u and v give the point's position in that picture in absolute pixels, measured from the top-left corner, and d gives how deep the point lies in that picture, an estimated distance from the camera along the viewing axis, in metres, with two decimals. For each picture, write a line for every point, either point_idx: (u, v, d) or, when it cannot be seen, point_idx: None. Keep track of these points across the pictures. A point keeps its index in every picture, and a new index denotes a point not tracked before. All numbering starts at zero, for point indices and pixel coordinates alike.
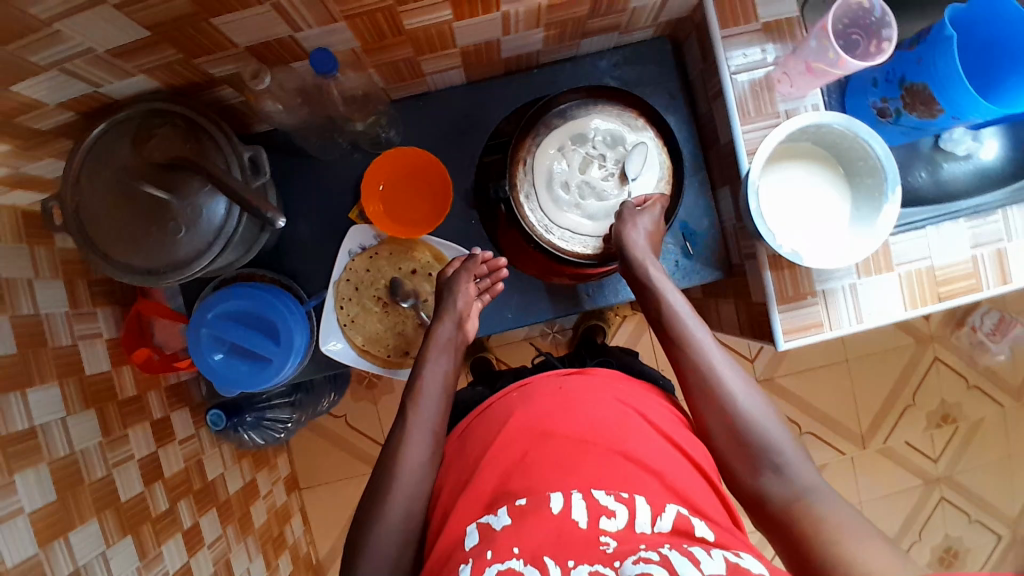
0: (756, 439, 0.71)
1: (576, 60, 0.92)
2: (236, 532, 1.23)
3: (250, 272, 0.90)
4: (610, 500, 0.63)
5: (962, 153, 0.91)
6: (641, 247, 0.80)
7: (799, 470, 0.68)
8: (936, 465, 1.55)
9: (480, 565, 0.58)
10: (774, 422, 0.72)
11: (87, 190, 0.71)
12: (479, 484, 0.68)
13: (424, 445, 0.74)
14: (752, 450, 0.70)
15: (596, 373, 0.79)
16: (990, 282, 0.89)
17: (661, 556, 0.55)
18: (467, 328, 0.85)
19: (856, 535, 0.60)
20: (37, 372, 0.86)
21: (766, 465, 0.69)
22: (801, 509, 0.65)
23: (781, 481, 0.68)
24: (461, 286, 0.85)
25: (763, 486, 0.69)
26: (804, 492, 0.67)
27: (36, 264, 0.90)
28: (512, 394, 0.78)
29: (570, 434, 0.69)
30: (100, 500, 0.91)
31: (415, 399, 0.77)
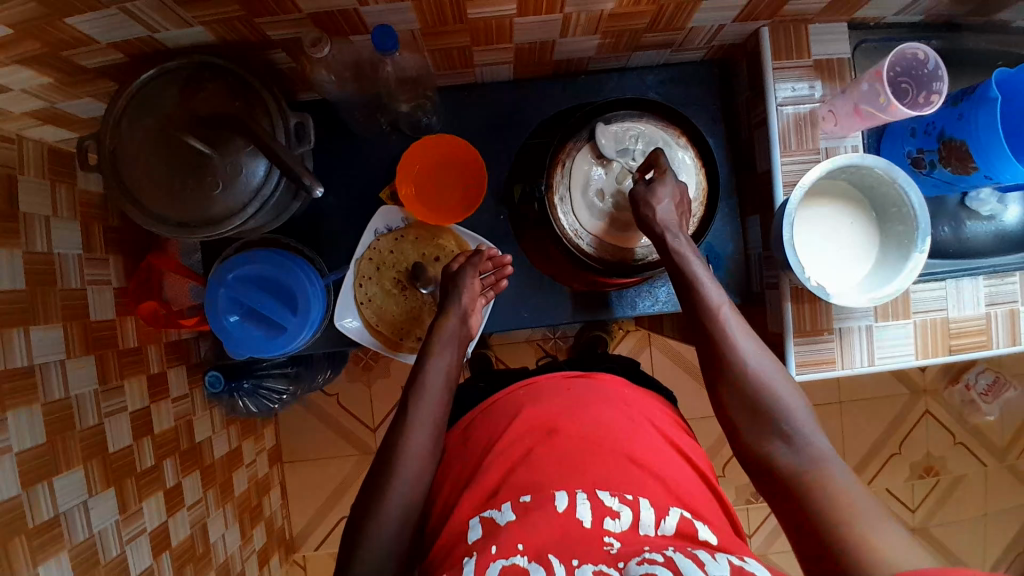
0: (769, 402, 0.69)
1: (624, 71, 0.93)
2: (216, 497, 1.22)
3: (273, 238, 0.89)
4: (614, 501, 0.64)
5: (985, 214, 0.91)
6: (671, 220, 0.78)
7: (812, 440, 0.67)
8: (913, 516, 1.57)
9: (484, 560, 0.59)
10: (787, 385, 0.71)
11: (128, 134, 0.71)
12: (485, 477, 0.69)
13: (428, 433, 0.74)
14: (762, 412, 0.69)
15: (602, 377, 0.79)
16: (1000, 341, 0.90)
17: (665, 558, 0.57)
18: (471, 324, 0.86)
19: (869, 515, 0.58)
20: (43, 311, 0.85)
21: (777, 433, 0.68)
22: (815, 482, 0.63)
23: (794, 449, 0.67)
24: (467, 281, 0.85)
25: (773, 453, 0.68)
26: (818, 461, 0.65)
27: (56, 203, 0.89)
28: (518, 392, 0.77)
29: (576, 435, 0.70)
30: (89, 449, 0.90)
31: (417, 393, 0.77)
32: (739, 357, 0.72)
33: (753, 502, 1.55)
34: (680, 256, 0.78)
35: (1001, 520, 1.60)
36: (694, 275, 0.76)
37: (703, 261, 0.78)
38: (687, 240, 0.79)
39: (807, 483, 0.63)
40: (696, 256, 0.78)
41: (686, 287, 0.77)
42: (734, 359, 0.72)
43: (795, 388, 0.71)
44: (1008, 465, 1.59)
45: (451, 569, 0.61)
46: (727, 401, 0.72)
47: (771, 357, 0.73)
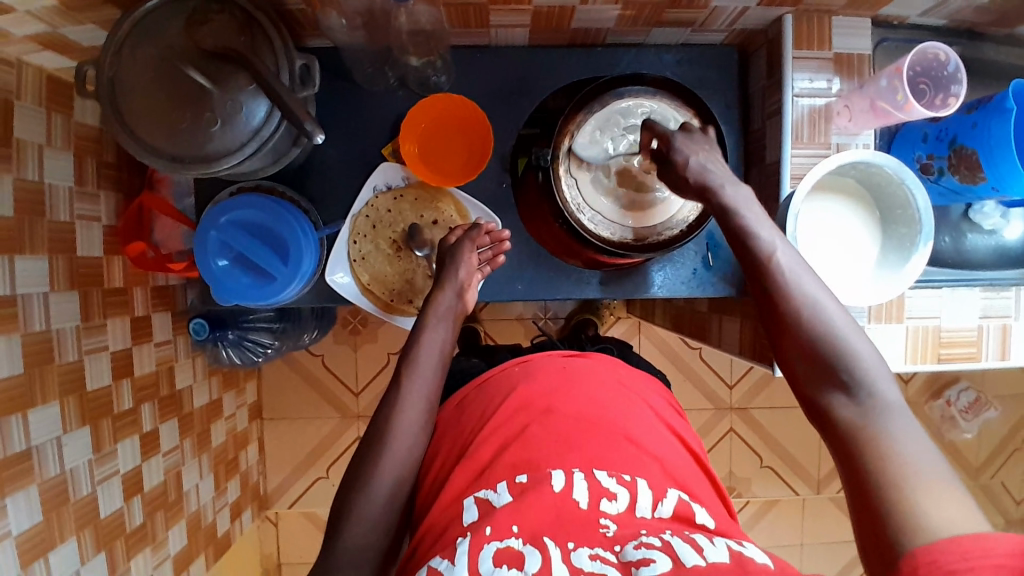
0: (834, 352, 0.60)
1: (641, 48, 0.91)
2: (193, 446, 1.21)
3: (269, 187, 0.88)
4: (611, 482, 0.63)
5: (987, 228, 0.92)
6: (710, 169, 0.72)
7: (880, 393, 0.57)
8: None
9: (478, 541, 0.57)
10: (852, 328, 0.61)
11: (128, 62, 0.69)
12: (477, 453, 0.68)
13: (421, 407, 0.73)
14: (823, 363, 0.60)
15: (596, 357, 0.81)
16: (990, 355, 0.90)
17: (663, 542, 0.56)
18: (466, 299, 0.84)
19: (930, 490, 0.50)
20: (29, 241, 0.82)
21: (837, 383, 0.59)
22: (869, 437, 0.55)
23: (856, 401, 0.58)
24: (463, 257, 0.84)
25: (831, 402, 0.59)
26: (883, 415, 0.56)
27: (51, 132, 0.87)
28: (513, 369, 0.78)
29: (572, 413, 0.70)
30: (66, 385, 0.88)
31: (411, 366, 0.75)
32: (799, 303, 0.62)
33: None
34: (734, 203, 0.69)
35: None
36: (738, 216, 0.68)
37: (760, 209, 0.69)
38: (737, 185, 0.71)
39: (862, 437, 0.56)
40: (747, 203, 0.69)
41: (738, 237, 0.68)
42: (790, 302, 0.63)
43: (864, 333, 0.61)
44: (981, 484, 1.61)
45: (443, 550, 0.59)
46: (786, 350, 0.63)
47: (836, 300, 0.63)
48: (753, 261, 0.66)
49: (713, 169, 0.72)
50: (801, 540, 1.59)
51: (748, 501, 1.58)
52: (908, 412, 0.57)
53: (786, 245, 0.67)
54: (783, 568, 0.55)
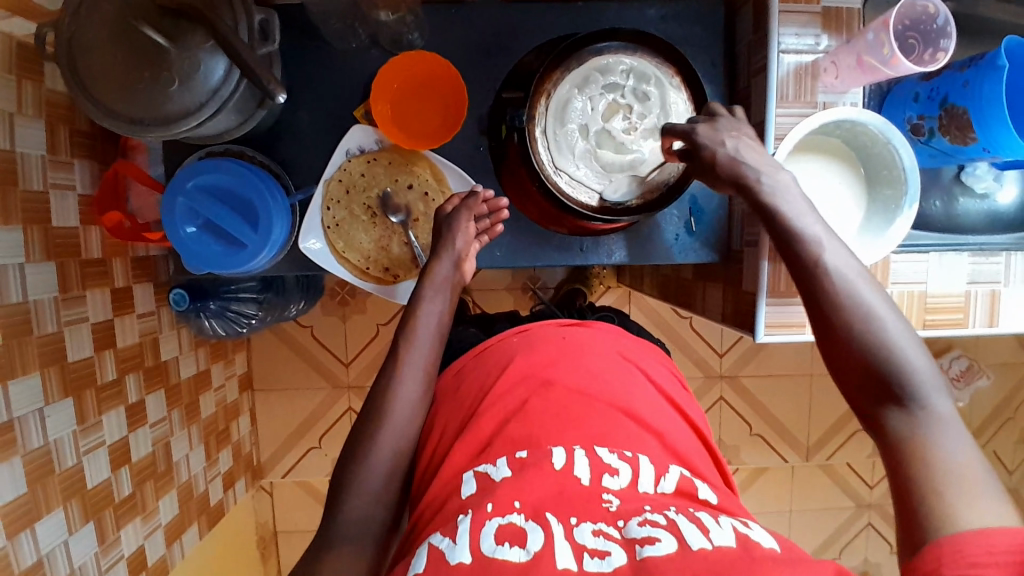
0: (889, 361, 0.55)
1: (624, 2, 0.88)
2: (181, 417, 1.21)
3: (239, 150, 0.86)
4: (613, 458, 0.61)
5: (980, 192, 0.89)
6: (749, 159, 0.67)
7: (935, 407, 0.53)
8: (871, 492, 1.62)
9: (479, 517, 0.54)
10: (909, 340, 0.57)
11: (83, 22, 0.66)
12: (477, 428, 0.66)
13: (418, 378, 0.72)
14: (876, 376, 0.56)
15: (597, 327, 0.80)
16: (977, 321, 0.89)
17: (668, 520, 0.53)
18: (464, 270, 0.83)
19: (969, 492, 0.48)
20: (0, 210, 0.79)
21: (890, 394, 0.55)
22: (920, 451, 0.52)
23: (910, 413, 0.54)
24: (461, 224, 0.82)
25: (883, 415, 0.55)
26: (935, 428, 0.53)
27: (20, 98, 0.82)
28: (512, 338, 0.77)
29: (572, 387, 0.68)
30: (46, 356, 0.87)
31: (409, 336, 0.75)
32: (851, 312, 0.58)
33: None
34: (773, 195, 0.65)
35: None
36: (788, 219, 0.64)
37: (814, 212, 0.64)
38: (783, 180, 0.66)
39: (911, 449, 0.52)
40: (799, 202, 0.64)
41: (785, 238, 0.64)
42: (845, 310, 0.59)
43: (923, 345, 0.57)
44: None
45: (442, 526, 0.56)
46: (834, 360, 0.59)
47: (894, 307, 0.59)
48: (801, 262, 0.62)
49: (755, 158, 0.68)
50: (790, 507, 1.61)
51: (737, 469, 1.58)
52: (961, 425, 0.53)
53: (838, 247, 0.62)
54: (790, 551, 0.51)
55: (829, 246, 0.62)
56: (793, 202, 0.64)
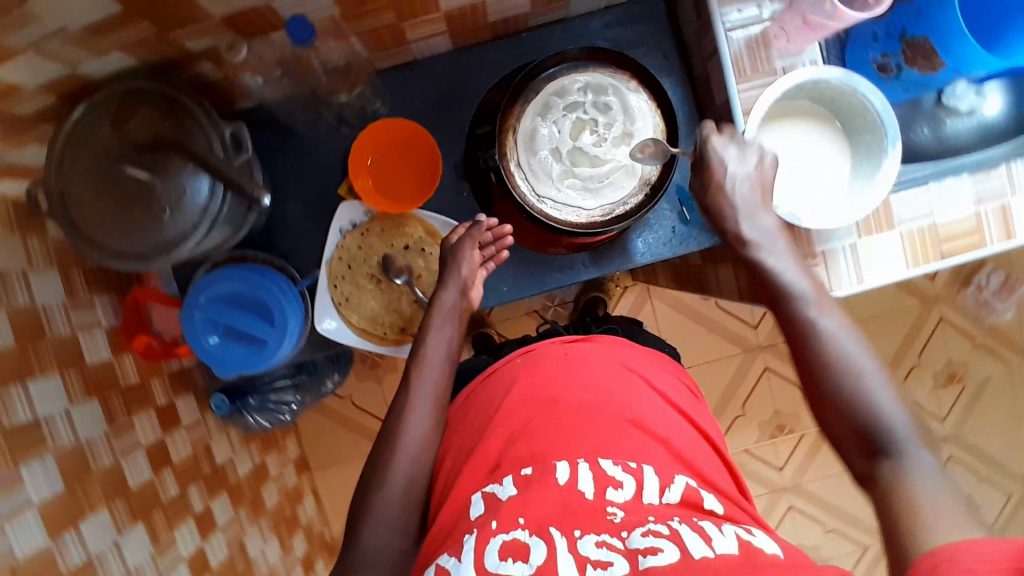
0: (875, 422, 0.64)
1: (566, 21, 0.90)
2: (248, 514, 1.20)
3: (241, 254, 0.89)
4: (617, 471, 0.62)
5: (965, 109, 0.88)
6: (755, 211, 0.73)
7: (914, 462, 0.60)
8: (943, 425, 1.58)
9: (484, 535, 0.56)
10: (893, 400, 0.65)
11: (70, 177, 0.69)
12: (483, 450, 0.68)
13: (430, 407, 0.75)
14: (863, 432, 0.64)
15: (601, 339, 0.80)
16: (994, 239, 0.86)
17: (671, 530, 0.53)
18: (472, 295, 0.85)
19: (942, 522, 0.54)
20: (37, 362, 0.78)
21: (881, 449, 0.63)
22: (897, 488, 0.59)
23: (892, 464, 0.61)
24: (465, 253, 0.84)
25: (875, 468, 0.63)
26: (909, 472, 0.60)
27: (29, 253, 0.80)
28: (517, 359, 0.78)
29: (575, 403, 0.69)
30: (109, 491, 0.85)
31: (419, 368, 0.78)
32: (834, 395, 0.66)
33: (779, 436, 1.55)
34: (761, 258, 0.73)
35: None
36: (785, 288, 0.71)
37: (800, 273, 0.73)
38: (778, 242, 0.73)
39: (897, 494, 0.59)
40: (789, 263, 0.73)
41: (780, 297, 0.72)
42: (820, 343, 0.68)
43: (905, 408, 0.65)
44: None
45: (450, 546, 0.58)
46: (835, 425, 0.66)
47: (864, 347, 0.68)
48: (792, 327, 0.71)
49: (756, 211, 0.73)
50: None
51: (801, 436, 1.55)
52: (941, 474, 0.60)
53: (834, 315, 0.70)
54: (794, 558, 0.52)
55: (819, 311, 0.70)
56: (779, 257, 0.73)
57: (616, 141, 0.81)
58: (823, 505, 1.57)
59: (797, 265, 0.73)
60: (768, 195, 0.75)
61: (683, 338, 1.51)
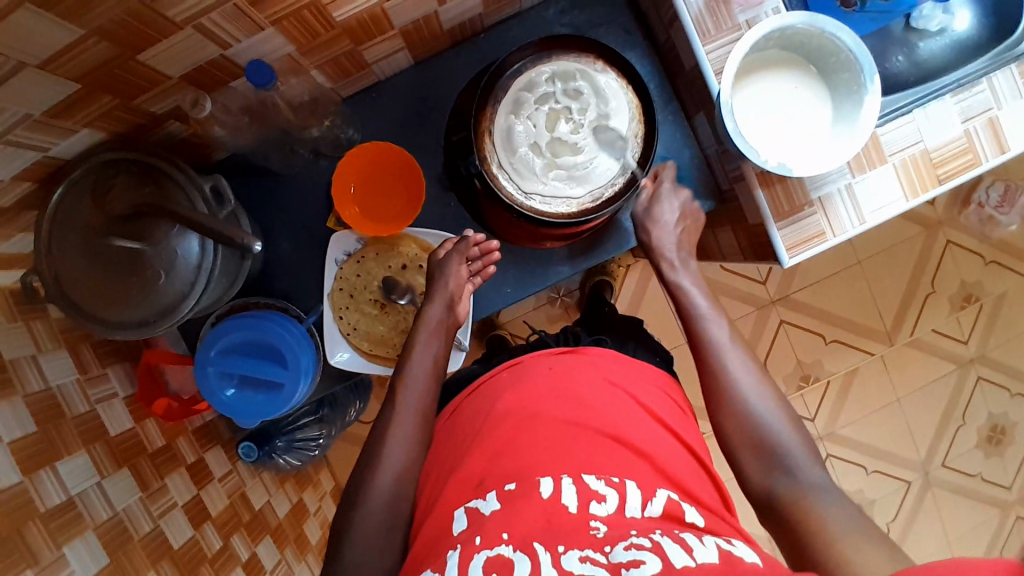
0: (767, 438, 0.70)
1: (522, 15, 0.89)
2: (295, 553, 1.17)
3: (243, 302, 0.89)
4: (600, 485, 0.61)
5: (936, 29, 0.87)
6: (666, 245, 0.83)
7: (811, 475, 0.67)
8: (968, 347, 1.56)
9: (468, 551, 0.55)
10: (793, 429, 0.70)
11: (61, 257, 0.68)
12: (466, 469, 0.67)
13: (413, 424, 0.75)
14: (765, 449, 0.69)
15: (591, 353, 0.80)
16: (988, 153, 0.85)
17: (654, 543, 0.53)
18: (457, 311, 0.85)
19: (851, 542, 0.58)
20: (62, 442, 0.78)
21: (777, 466, 0.68)
22: (801, 505, 0.64)
23: (791, 482, 0.67)
24: (451, 268, 0.84)
25: (772, 486, 0.68)
26: (809, 492, 0.65)
27: (36, 339, 0.79)
28: (502, 374, 0.79)
29: (558, 419, 0.69)
30: (153, 554, 0.84)
31: (400, 385, 0.78)
32: (736, 410, 0.72)
33: (806, 386, 1.54)
34: (669, 272, 0.82)
35: None
36: (695, 312, 0.79)
37: (701, 294, 0.81)
38: (688, 270, 0.83)
39: (797, 506, 0.64)
40: (698, 291, 0.81)
41: (688, 320, 0.79)
42: (721, 370, 0.74)
43: (806, 435, 0.71)
44: None
45: (434, 562, 0.58)
46: (726, 435, 0.72)
47: (778, 403, 0.72)
48: (697, 345, 0.77)
49: (669, 242, 0.83)
50: (896, 396, 1.56)
51: (828, 382, 1.54)
52: (835, 491, 0.65)
53: (734, 349, 0.76)
54: (773, 566, 0.53)
55: (722, 330, 0.78)
56: (692, 281, 0.82)
57: (573, 142, 0.80)
58: (862, 447, 1.56)
59: (698, 287, 0.82)
60: (691, 234, 0.86)
61: None
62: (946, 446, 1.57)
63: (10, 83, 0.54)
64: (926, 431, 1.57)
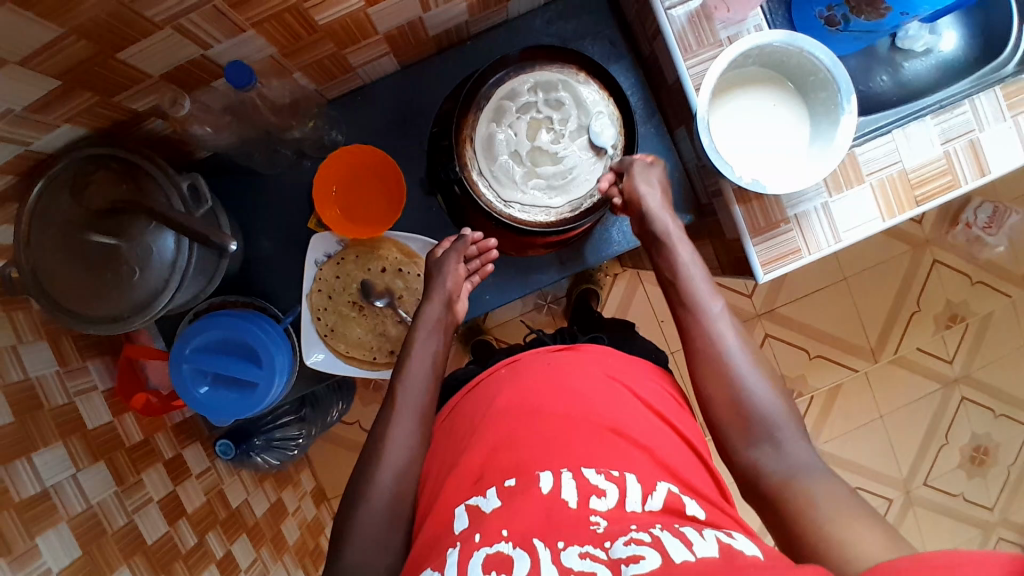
0: (754, 411, 0.67)
1: (508, 23, 0.90)
2: (271, 553, 1.16)
3: (222, 301, 0.89)
4: (600, 479, 0.61)
5: (921, 49, 0.90)
6: (658, 211, 0.78)
7: (798, 450, 0.65)
8: (953, 367, 1.57)
9: (468, 548, 0.56)
10: (780, 400, 0.69)
11: (39, 251, 0.68)
12: (467, 463, 0.67)
13: (414, 420, 0.76)
14: (751, 422, 0.67)
15: (586, 349, 0.80)
16: (968, 175, 0.84)
17: (653, 537, 0.53)
18: (456, 309, 0.86)
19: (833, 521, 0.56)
20: (39, 435, 0.78)
21: (764, 439, 0.66)
22: (788, 484, 0.62)
23: (776, 454, 0.65)
24: (450, 266, 0.84)
25: (758, 461, 0.65)
26: (799, 469, 0.63)
27: (17, 328, 0.79)
28: (501, 371, 0.79)
29: (558, 412, 0.69)
30: (126, 548, 0.84)
31: (402, 379, 0.78)
32: (727, 376, 0.69)
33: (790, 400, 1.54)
34: (668, 240, 0.78)
35: None
36: (687, 274, 0.76)
37: (694, 260, 0.77)
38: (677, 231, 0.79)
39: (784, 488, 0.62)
40: (689, 254, 0.78)
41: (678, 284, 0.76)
42: (712, 336, 0.72)
43: (790, 407, 0.69)
44: None
45: (435, 560, 0.59)
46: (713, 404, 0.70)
47: (768, 381, 0.70)
48: (689, 311, 0.75)
49: (657, 206, 0.78)
50: (880, 412, 1.56)
51: (811, 398, 1.55)
52: (821, 468, 0.63)
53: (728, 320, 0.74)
54: (774, 557, 0.51)
55: (713, 297, 0.75)
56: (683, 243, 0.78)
57: (555, 153, 0.81)
58: (845, 464, 1.56)
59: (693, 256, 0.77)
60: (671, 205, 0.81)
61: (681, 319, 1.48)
62: (927, 464, 1.57)
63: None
64: (908, 448, 1.57)
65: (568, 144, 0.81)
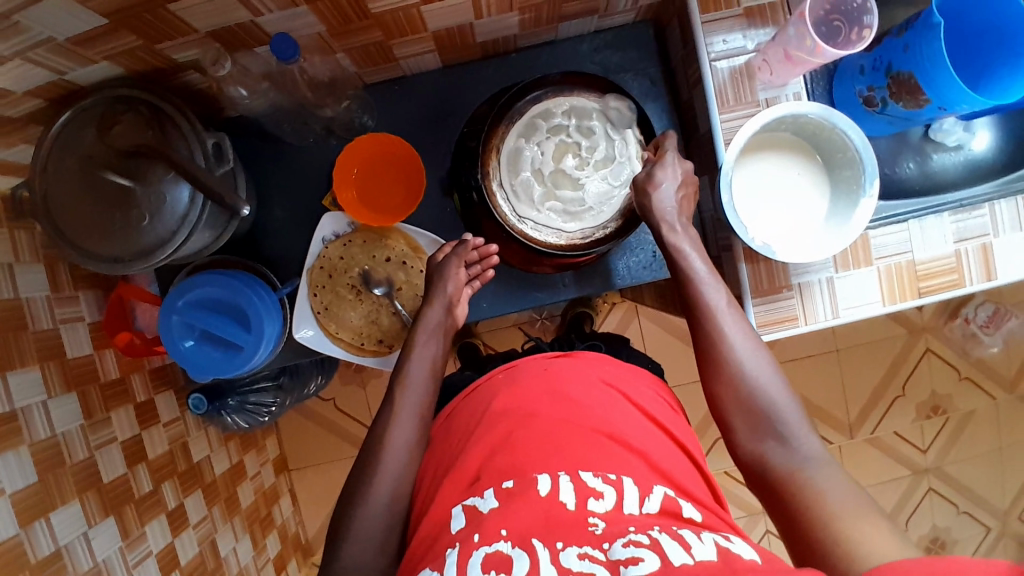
0: (761, 403, 0.71)
1: (556, 43, 0.91)
2: (222, 512, 1.15)
3: (222, 259, 0.90)
4: (597, 482, 0.61)
5: (953, 144, 0.89)
6: (667, 208, 0.79)
7: (805, 440, 0.68)
8: (925, 457, 1.57)
9: (467, 548, 0.56)
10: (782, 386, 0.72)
11: (54, 178, 0.69)
12: (462, 465, 0.67)
13: (414, 419, 0.77)
14: (757, 412, 0.70)
15: (583, 356, 0.80)
16: (974, 278, 0.85)
17: (651, 539, 0.53)
18: (456, 314, 0.86)
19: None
20: (17, 355, 0.78)
21: (771, 432, 0.69)
22: (800, 480, 0.65)
23: (785, 446, 0.68)
24: (450, 272, 0.85)
25: (764, 451, 0.69)
26: (806, 461, 0.66)
27: (16, 248, 0.80)
28: (499, 376, 0.78)
29: (553, 417, 0.69)
30: (82, 483, 0.84)
31: (402, 388, 0.79)
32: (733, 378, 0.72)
33: None
34: (669, 234, 0.79)
35: (1013, 453, 1.60)
36: (691, 275, 0.78)
37: (699, 257, 0.79)
38: (684, 228, 0.80)
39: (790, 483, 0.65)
40: (694, 250, 0.79)
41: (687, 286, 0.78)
42: (719, 339, 0.74)
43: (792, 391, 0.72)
44: (1017, 396, 1.58)
45: (433, 561, 0.58)
46: (725, 401, 0.73)
47: (771, 364, 0.73)
48: (697, 313, 0.76)
49: (669, 204, 0.79)
50: None
51: None
52: (825, 457, 0.66)
53: (732, 312, 0.75)
54: (772, 562, 0.51)
55: (713, 289, 0.77)
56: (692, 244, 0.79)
57: (577, 179, 0.82)
58: None
59: (698, 252, 0.79)
60: (686, 202, 0.82)
61: (670, 359, 1.47)
62: None
63: (39, 5, 0.55)
64: None
65: (590, 173, 0.82)
